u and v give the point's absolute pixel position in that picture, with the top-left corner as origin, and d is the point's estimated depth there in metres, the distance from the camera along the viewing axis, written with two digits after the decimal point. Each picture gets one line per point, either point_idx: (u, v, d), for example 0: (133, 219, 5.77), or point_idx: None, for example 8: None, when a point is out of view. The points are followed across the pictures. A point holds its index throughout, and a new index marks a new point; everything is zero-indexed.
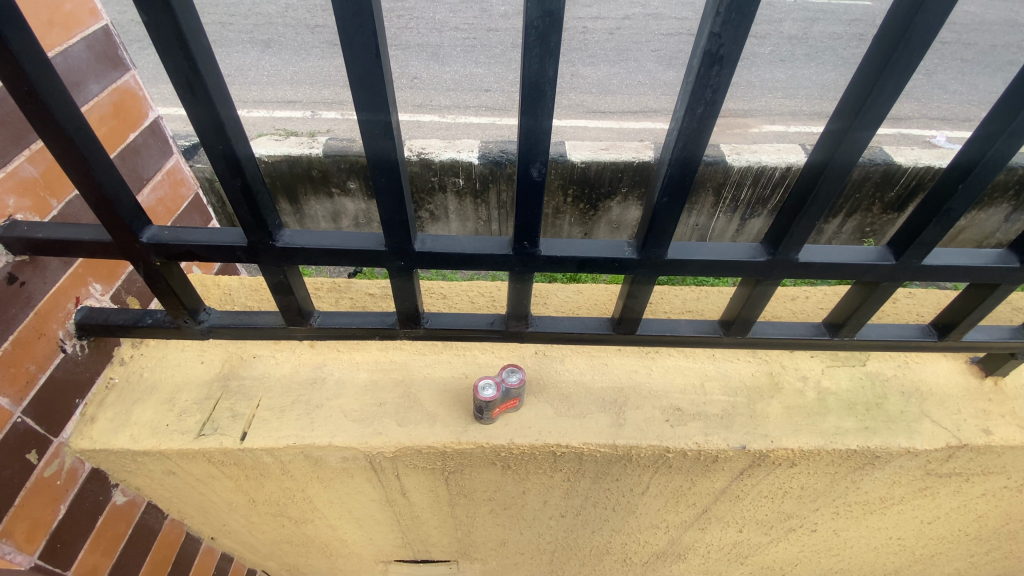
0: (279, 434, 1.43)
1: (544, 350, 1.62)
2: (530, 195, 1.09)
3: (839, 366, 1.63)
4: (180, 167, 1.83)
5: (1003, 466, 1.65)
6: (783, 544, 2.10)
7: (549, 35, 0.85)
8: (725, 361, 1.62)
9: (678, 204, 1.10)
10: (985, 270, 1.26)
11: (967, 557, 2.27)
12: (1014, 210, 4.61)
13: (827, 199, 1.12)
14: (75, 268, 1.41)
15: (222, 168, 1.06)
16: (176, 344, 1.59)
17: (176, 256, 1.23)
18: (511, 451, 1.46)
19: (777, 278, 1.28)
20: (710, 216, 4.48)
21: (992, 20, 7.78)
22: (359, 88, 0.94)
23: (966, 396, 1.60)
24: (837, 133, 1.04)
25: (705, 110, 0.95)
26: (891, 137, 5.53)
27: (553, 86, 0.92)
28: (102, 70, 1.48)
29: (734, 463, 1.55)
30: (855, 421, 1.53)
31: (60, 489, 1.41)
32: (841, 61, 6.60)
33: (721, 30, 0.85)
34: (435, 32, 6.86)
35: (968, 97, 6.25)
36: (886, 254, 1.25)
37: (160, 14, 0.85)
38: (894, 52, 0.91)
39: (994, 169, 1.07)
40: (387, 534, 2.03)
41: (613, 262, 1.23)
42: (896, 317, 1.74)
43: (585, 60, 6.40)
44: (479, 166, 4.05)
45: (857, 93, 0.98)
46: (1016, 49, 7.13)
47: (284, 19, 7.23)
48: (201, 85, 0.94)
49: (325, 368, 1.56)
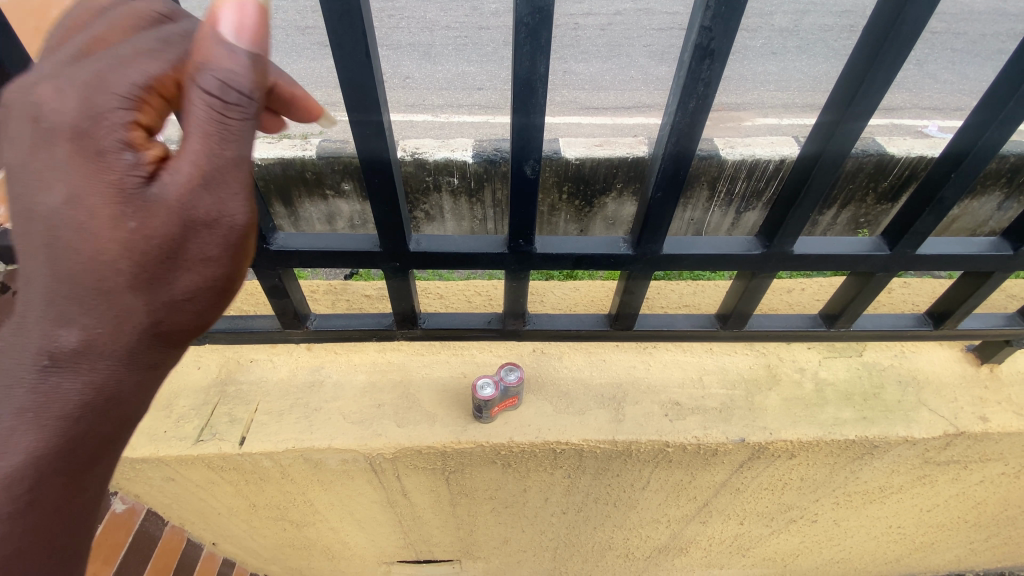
0: (278, 438, 1.42)
1: (541, 347, 1.62)
2: (523, 192, 1.08)
3: (836, 356, 1.63)
4: None
5: (1000, 453, 1.66)
6: (784, 535, 2.11)
7: (539, 32, 0.85)
8: (723, 354, 1.62)
9: (672, 198, 1.10)
10: (977, 259, 1.26)
11: (966, 544, 2.29)
12: (1008, 197, 4.63)
13: (820, 191, 1.12)
14: None
15: None
16: None
17: None
18: (511, 449, 1.46)
19: (772, 270, 1.28)
20: (705, 210, 4.52)
21: (982, 9, 7.78)
22: (350, 89, 0.93)
23: (963, 383, 1.60)
24: (829, 124, 1.04)
25: (697, 104, 0.95)
26: (885, 127, 5.53)
27: (544, 83, 0.92)
28: None
29: (734, 456, 1.55)
30: (853, 412, 1.53)
31: None
32: (832, 53, 6.61)
33: (711, 24, 0.85)
34: (426, 31, 6.82)
35: (959, 86, 6.27)
36: (880, 244, 1.26)
37: None
38: (883, 44, 0.91)
39: (986, 156, 1.08)
40: (389, 534, 2.03)
41: (608, 258, 1.23)
42: (892, 307, 1.75)
43: (577, 57, 6.37)
44: (473, 164, 4.04)
45: (848, 84, 0.99)
46: (1006, 37, 7.14)
47: (275, 21, 7.18)
48: None
49: (323, 370, 1.56)
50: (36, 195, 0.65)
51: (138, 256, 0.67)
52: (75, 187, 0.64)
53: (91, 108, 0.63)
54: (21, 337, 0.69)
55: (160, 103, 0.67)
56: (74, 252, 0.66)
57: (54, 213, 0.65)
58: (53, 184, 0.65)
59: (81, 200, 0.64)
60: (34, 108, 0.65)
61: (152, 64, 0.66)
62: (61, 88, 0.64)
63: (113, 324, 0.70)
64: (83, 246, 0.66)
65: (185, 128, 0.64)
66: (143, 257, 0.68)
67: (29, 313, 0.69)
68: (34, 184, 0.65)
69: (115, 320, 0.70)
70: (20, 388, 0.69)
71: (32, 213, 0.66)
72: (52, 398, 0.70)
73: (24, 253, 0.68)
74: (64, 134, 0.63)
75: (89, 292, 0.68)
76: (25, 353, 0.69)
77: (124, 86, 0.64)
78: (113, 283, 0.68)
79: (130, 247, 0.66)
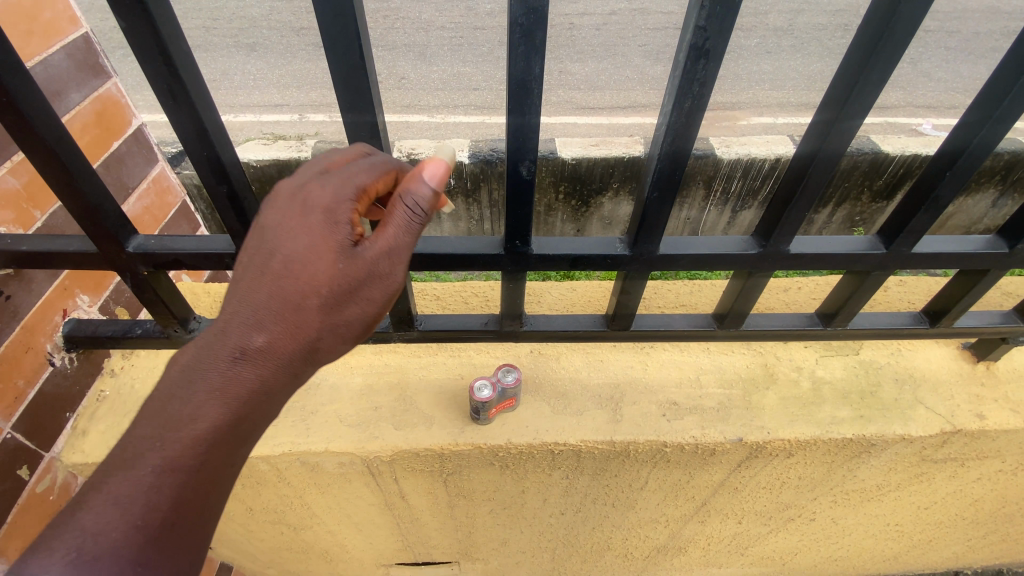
0: (274, 441, 1.42)
1: (539, 348, 1.61)
2: (519, 193, 1.08)
3: (833, 355, 1.63)
4: (167, 175, 1.81)
5: (996, 450, 1.67)
6: (782, 533, 2.12)
7: (534, 33, 0.85)
8: (721, 354, 1.62)
9: (668, 199, 1.10)
10: (973, 257, 1.27)
11: (963, 541, 2.30)
12: (1001, 195, 4.66)
13: (816, 190, 1.12)
14: (61, 280, 1.40)
15: (207, 174, 1.04)
16: (166, 354, 1.57)
17: (165, 265, 1.21)
18: (508, 451, 1.46)
19: (769, 270, 1.28)
20: (701, 209, 4.52)
21: (975, 7, 7.81)
22: (343, 90, 0.93)
23: (959, 381, 1.61)
24: (824, 123, 1.04)
25: (693, 105, 0.95)
26: (879, 126, 5.56)
27: (539, 84, 0.91)
28: (84, 78, 1.46)
29: (732, 456, 1.55)
30: (850, 410, 1.54)
31: (53, 504, 1.45)
32: (827, 52, 6.63)
33: (706, 24, 0.84)
34: (421, 32, 6.81)
35: (953, 84, 6.30)
36: (876, 243, 1.26)
37: (138, 19, 0.83)
38: (878, 43, 0.91)
39: (981, 154, 1.08)
40: (387, 537, 2.02)
41: (604, 259, 1.23)
42: (888, 306, 1.75)
43: (572, 57, 6.38)
44: (469, 165, 4.03)
45: (843, 83, 0.99)
46: (998, 36, 7.17)
47: (269, 22, 7.16)
48: (182, 92, 0.92)
49: (318, 373, 1.55)
50: (271, 240, 0.87)
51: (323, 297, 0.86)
52: (305, 242, 0.85)
53: (329, 194, 0.86)
54: (225, 335, 0.86)
55: (368, 199, 0.90)
56: (286, 284, 0.85)
57: (282, 255, 0.86)
58: (287, 233, 0.86)
59: (307, 251, 0.85)
60: (290, 191, 0.88)
61: (371, 169, 0.89)
62: (311, 179, 0.88)
63: (291, 338, 0.87)
64: (293, 279, 0.85)
65: (388, 218, 0.87)
66: (326, 298, 0.86)
67: (234, 320, 0.86)
68: (274, 233, 0.87)
69: (294, 335, 0.87)
70: (216, 371, 0.84)
71: (266, 252, 0.87)
72: (234, 386, 0.85)
73: (246, 277, 0.87)
74: (307, 207, 0.86)
75: (282, 312, 0.86)
76: (228, 344, 0.85)
77: (352, 179, 0.87)
78: (305, 309, 0.86)
79: (326, 286, 0.86)
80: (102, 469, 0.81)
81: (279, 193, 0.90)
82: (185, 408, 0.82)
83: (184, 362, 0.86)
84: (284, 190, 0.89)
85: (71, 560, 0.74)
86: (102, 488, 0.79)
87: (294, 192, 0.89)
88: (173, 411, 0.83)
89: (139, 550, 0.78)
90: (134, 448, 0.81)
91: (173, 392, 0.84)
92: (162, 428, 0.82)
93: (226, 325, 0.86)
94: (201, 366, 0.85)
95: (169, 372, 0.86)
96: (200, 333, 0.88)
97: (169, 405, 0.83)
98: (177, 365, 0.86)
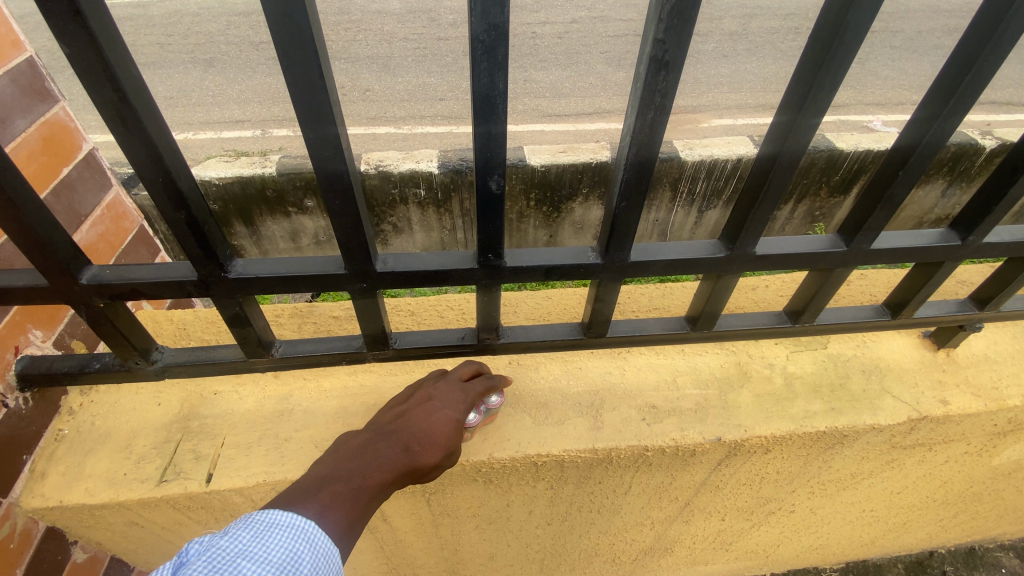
0: (247, 472, 1.37)
1: (517, 359, 1.60)
2: (488, 208, 1.07)
3: (803, 350, 1.68)
4: (122, 200, 1.75)
5: (961, 433, 1.74)
6: (764, 527, 2.15)
7: (496, 49, 0.84)
8: (695, 355, 1.65)
9: (636, 207, 1.11)
10: (928, 250, 1.32)
11: (936, 521, 2.37)
12: (950, 185, 4.89)
13: (779, 192, 1.15)
14: (12, 316, 1.33)
15: (163, 201, 1.00)
16: (128, 387, 1.50)
17: (122, 295, 1.16)
18: (491, 465, 1.44)
19: (737, 271, 1.30)
20: (668, 210, 4.62)
21: (917, 7, 8.17)
22: (303, 108, 0.91)
23: (922, 368, 1.67)
24: (784, 125, 1.06)
25: (656, 115, 0.96)
26: (832, 124, 5.79)
27: (504, 99, 0.91)
28: (29, 103, 1.40)
29: (712, 455, 1.57)
30: (822, 403, 1.58)
31: (13, 553, 1.36)
32: (781, 55, 6.86)
33: (664, 37, 0.86)
34: (385, 43, 6.77)
35: (899, 81, 6.60)
36: (837, 240, 1.30)
37: (82, 44, 0.80)
38: (829, 50, 0.95)
39: (932, 151, 1.12)
40: (372, 561, 1.97)
41: (578, 268, 1.23)
42: (851, 299, 1.82)
43: (536, 65, 6.44)
44: (439, 175, 4.02)
45: (799, 88, 1.01)
46: (940, 34, 7.53)
47: (227, 36, 7.00)
48: (132, 116, 0.89)
49: (291, 399, 1.50)
50: (435, 400, 1.21)
51: (450, 450, 1.17)
52: (455, 412, 1.21)
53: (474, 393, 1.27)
54: (396, 435, 1.13)
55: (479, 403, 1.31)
56: (439, 431, 1.16)
57: (442, 411, 1.19)
58: (447, 400, 1.22)
59: (455, 418, 1.20)
60: (445, 381, 1.28)
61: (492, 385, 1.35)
62: (458, 377, 1.30)
63: (427, 459, 1.12)
64: (443, 429, 1.17)
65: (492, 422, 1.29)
66: (450, 451, 1.17)
67: (404, 430, 1.14)
68: (438, 396, 1.23)
69: (429, 457, 1.13)
70: (390, 451, 1.10)
71: (429, 401, 1.21)
72: (397, 463, 1.09)
73: (411, 412, 1.19)
74: (458, 394, 1.25)
75: (430, 442, 1.14)
76: (398, 438, 1.12)
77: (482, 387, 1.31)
78: (441, 446, 1.15)
79: (455, 443, 1.17)
80: (317, 476, 1.04)
81: (436, 380, 1.28)
82: (370, 463, 1.07)
83: (364, 441, 1.12)
84: (438, 380, 1.29)
85: (313, 516, 0.97)
86: (327, 483, 1.02)
87: (448, 382, 1.28)
88: (362, 462, 1.07)
89: (343, 531, 0.99)
90: (343, 470, 1.05)
91: (359, 454, 1.09)
92: (358, 468, 1.06)
93: (400, 427, 1.14)
94: (380, 443, 1.11)
95: (352, 441, 1.12)
96: (370, 432, 1.15)
97: (358, 458, 1.08)
98: (359, 440, 1.13)
